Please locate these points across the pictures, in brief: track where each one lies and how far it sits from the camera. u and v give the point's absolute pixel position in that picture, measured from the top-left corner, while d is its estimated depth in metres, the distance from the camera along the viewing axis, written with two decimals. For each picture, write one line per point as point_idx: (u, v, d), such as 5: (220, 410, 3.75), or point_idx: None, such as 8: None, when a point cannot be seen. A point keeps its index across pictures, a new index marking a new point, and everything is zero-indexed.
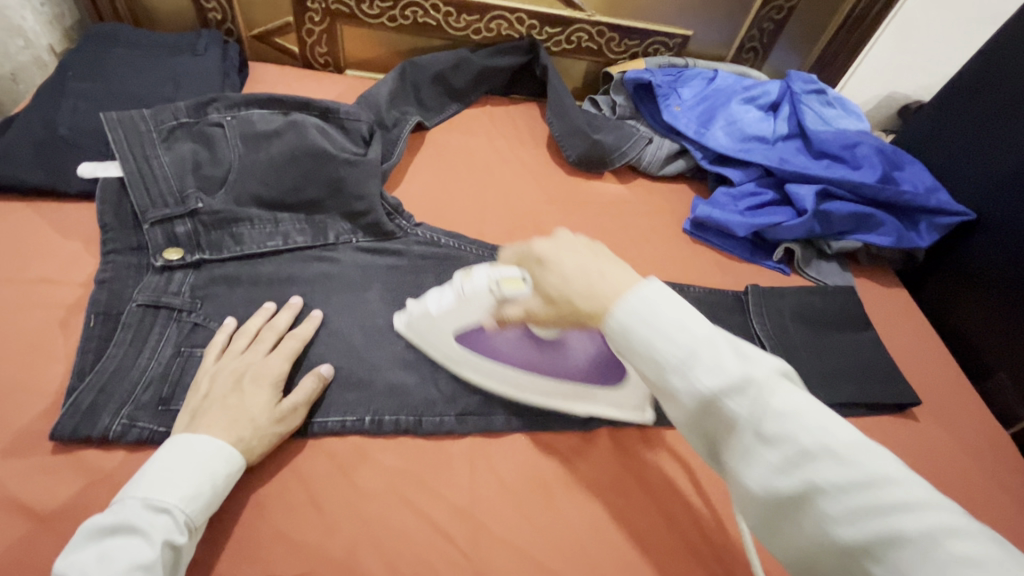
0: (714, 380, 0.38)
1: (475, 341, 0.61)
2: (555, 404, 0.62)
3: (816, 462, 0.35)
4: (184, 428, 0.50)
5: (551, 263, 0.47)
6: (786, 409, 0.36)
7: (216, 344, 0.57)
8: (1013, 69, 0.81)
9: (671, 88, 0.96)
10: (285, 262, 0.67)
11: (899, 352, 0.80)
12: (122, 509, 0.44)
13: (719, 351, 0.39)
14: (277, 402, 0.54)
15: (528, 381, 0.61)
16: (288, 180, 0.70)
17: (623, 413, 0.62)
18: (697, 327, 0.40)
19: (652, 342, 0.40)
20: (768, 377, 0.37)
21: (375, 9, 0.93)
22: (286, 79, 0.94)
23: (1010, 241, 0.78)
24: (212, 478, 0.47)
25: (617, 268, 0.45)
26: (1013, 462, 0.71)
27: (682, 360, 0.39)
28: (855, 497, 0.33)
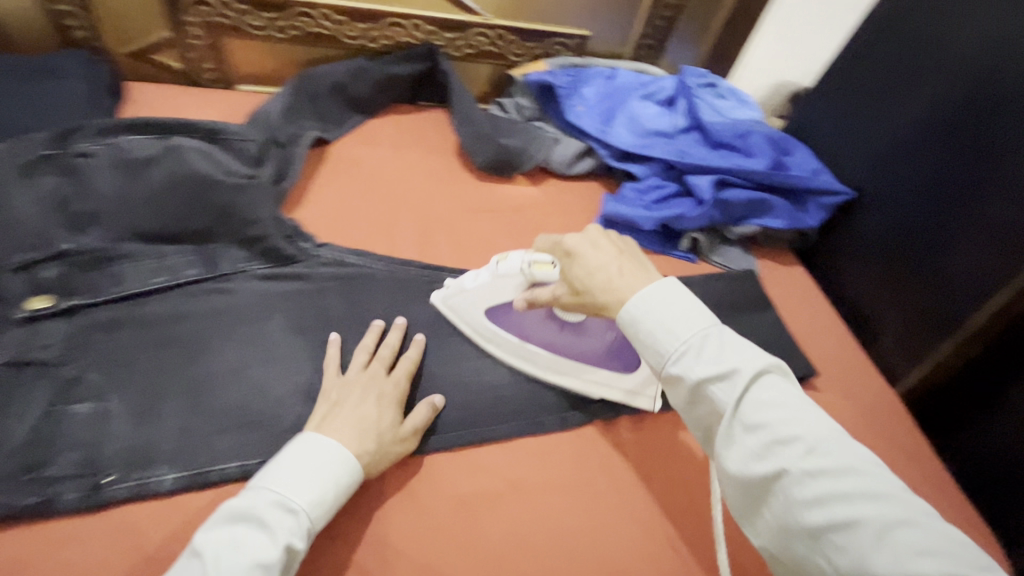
0: (706, 369, 0.46)
1: (503, 317, 0.67)
2: (567, 380, 0.66)
3: (789, 448, 0.42)
4: (315, 429, 0.52)
5: (578, 256, 0.58)
6: (767, 401, 0.44)
7: (332, 363, 0.59)
8: (879, 56, 0.87)
9: (573, 87, 0.97)
10: (171, 300, 0.63)
11: (798, 328, 0.85)
12: (255, 499, 0.46)
13: (714, 346, 0.47)
14: (399, 423, 0.57)
15: (544, 357, 0.66)
16: (170, 211, 0.66)
17: (629, 399, 0.66)
18: (697, 319, 0.48)
19: (654, 333, 0.49)
20: (754, 373, 0.45)
21: (261, 20, 0.89)
22: (169, 99, 0.88)
23: (888, 215, 0.84)
24: (334, 486, 0.49)
25: (633, 267, 0.54)
26: (900, 420, 0.77)
27: (679, 351, 0.48)
28: (820, 481, 0.41)
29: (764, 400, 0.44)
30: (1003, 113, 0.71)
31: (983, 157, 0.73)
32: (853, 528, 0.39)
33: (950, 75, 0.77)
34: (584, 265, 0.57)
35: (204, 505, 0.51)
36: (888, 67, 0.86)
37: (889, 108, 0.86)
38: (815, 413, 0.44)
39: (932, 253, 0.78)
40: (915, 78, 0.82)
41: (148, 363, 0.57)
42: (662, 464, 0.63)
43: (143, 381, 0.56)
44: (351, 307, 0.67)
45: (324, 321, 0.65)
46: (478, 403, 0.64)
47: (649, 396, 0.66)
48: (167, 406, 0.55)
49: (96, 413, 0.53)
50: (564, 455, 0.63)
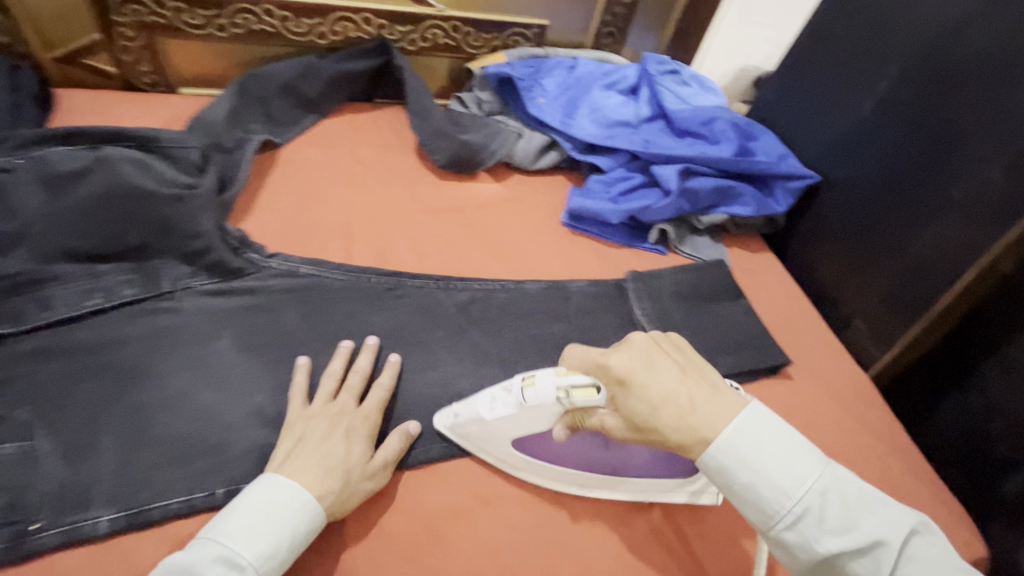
0: (837, 540, 0.43)
1: (536, 443, 0.58)
2: (625, 497, 0.59)
3: None
4: (276, 470, 0.50)
5: (635, 385, 0.48)
6: (916, 574, 0.42)
7: (297, 393, 0.56)
8: (837, 37, 0.86)
9: (533, 80, 0.94)
10: (109, 324, 0.58)
11: (771, 317, 0.84)
12: (201, 550, 0.44)
13: (839, 509, 0.44)
14: (369, 459, 0.54)
15: (596, 479, 0.58)
16: (104, 227, 0.61)
17: (695, 498, 0.59)
18: (814, 477, 0.45)
19: (763, 495, 0.45)
20: (894, 539, 0.43)
21: (200, 18, 0.84)
22: (104, 106, 0.82)
23: (854, 197, 0.84)
24: (291, 534, 0.46)
25: (707, 395, 0.48)
26: (873, 404, 0.77)
27: (797, 514, 0.44)
28: None
29: (906, 567, 0.42)
30: (955, 91, 0.71)
31: (940, 138, 0.73)
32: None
33: (901, 56, 0.78)
34: (651, 402, 0.48)
35: (148, 545, 0.48)
36: (843, 49, 0.86)
37: (845, 91, 0.85)
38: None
39: (896, 236, 0.78)
40: (870, 59, 0.82)
41: (83, 395, 0.53)
42: None
43: (78, 414, 0.52)
44: (305, 321, 0.64)
45: (276, 337, 0.62)
46: None
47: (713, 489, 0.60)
48: (105, 439, 0.51)
49: (24, 453, 0.49)
50: None
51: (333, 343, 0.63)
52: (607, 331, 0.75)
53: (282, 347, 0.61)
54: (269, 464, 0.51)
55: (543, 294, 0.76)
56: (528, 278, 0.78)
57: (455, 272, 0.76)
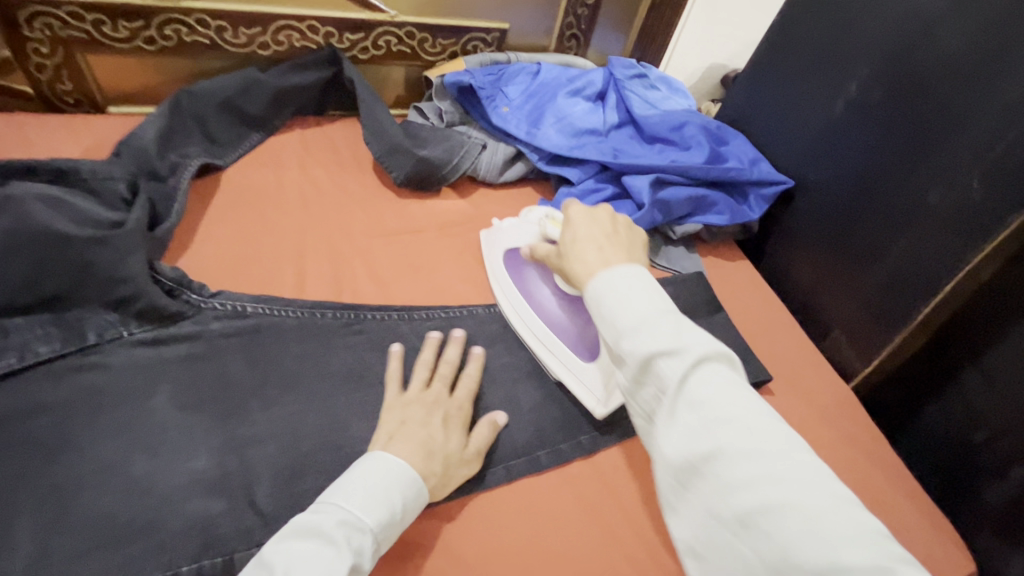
0: (658, 342, 0.40)
1: (514, 265, 0.72)
2: (535, 347, 0.67)
3: (730, 434, 0.37)
4: (384, 448, 0.51)
5: (572, 224, 0.55)
6: (716, 387, 0.38)
7: (393, 376, 0.58)
8: (805, 35, 0.84)
9: (495, 87, 0.89)
10: (26, 389, 0.52)
11: (751, 329, 0.82)
12: (327, 514, 0.45)
13: (661, 322, 0.40)
14: (464, 445, 0.55)
15: (525, 312, 0.69)
16: (10, 275, 0.53)
17: (584, 392, 0.63)
18: (659, 296, 0.42)
19: (613, 304, 0.43)
20: (706, 353, 0.39)
21: (124, 30, 0.76)
22: (19, 132, 0.74)
23: (829, 202, 0.82)
24: (400, 501, 0.47)
25: (614, 250, 0.50)
26: (857, 416, 0.75)
27: (633, 324, 0.41)
28: (761, 470, 0.35)
29: (714, 379, 0.38)
30: (926, 95, 0.69)
31: (913, 141, 0.71)
32: (783, 519, 0.34)
33: (870, 57, 0.75)
34: (570, 236, 0.54)
35: None
36: (810, 50, 0.83)
37: (816, 93, 0.83)
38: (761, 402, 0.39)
39: (871, 242, 0.77)
40: (839, 60, 0.80)
41: None
42: (616, 506, 0.59)
43: None
44: (254, 369, 0.58)
45: (220, 390, 0.56)
46: None
47: (602, 403, 0.62)
48: (19, 528, 0.45)
49: None
50: (513, 514, 0.56)
51: (286, 391, 0.57)
52: None
53: (228, 399, 0.55)
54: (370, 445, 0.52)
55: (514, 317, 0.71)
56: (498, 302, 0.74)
57: (420, 299, 0.71)
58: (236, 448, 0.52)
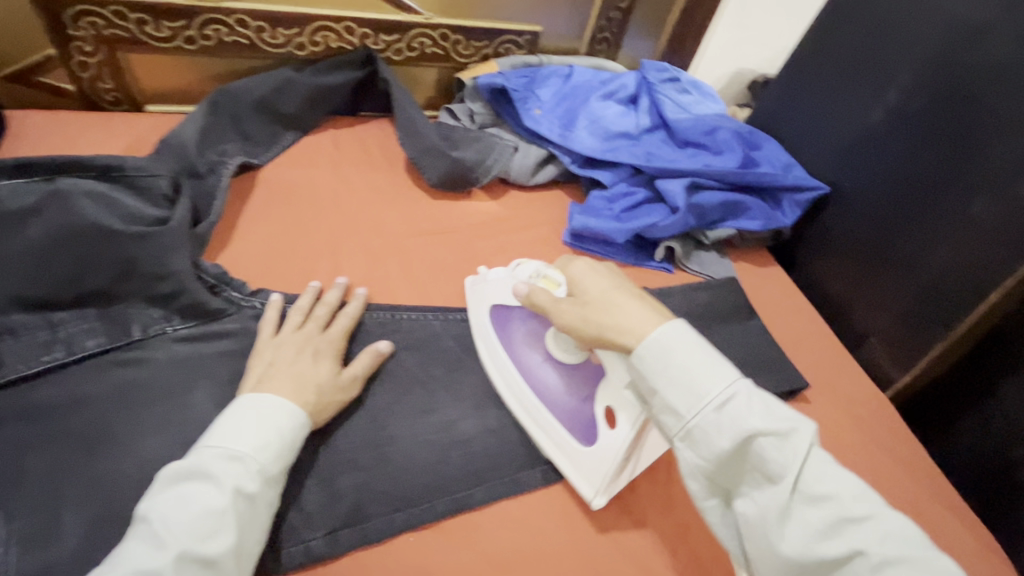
0: (761, 426, 0.42)
1: (503, 326, 0.64)
2: (528, 424, 0.59)
3: (853, 525, 0.40)
4: (253, 389, 0.50)
5: (583, 286, 0.53)
6: (825, 477, 0.41)
7: (269, 321, 0.58)
8: (842, 40, 0.83)
9: (528, 90, 0.89)
10: (72, 381, 0.52)
11: (784, 336, 0.81)
12: (199, 457, 0.44)
13: (753, 406, 0.43)
14: (339, 373, 0.56)
15: (516, 383, 0.61)
16: (59, 271, 0.54)
17: (580, 479, 0.55)
18: (733, 377, 0.44)
19: (692, 375, 0.44)
20: (808, 440, 0.42)
21: (166, 30, 0.77)
22: (61, 128, 0.75)
23: (867, 209, 0.80)
24: (278, 429, 0.47)
25: (654, 304, 0.50)
26: (895, 429, 0.74)
27: (722, 407, 0.43)
28: (893, 564, 0.38)
29: (819, 469, 0.41)
30: (970, 101, 0.68)
31: (957, 148, 0.70)
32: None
33: (911, 64, 0.75)
34: (586, 289, 0.53)
35: None
36: (848, 54, 0.82)
37: (853, 99, 0.82)
38: (863, 487, 0.42)
39: (908, 250, 0.75)
40: (878, 66, 0.79)
41: (39, 471, 0.47)
42: (655, 515, 0.57)
43: (34, 491, 0.46)
44: None
45: None
46: (448, 466, 0.56)
47: (601, 492, 0.54)
48: (66, 520, 0.45)
49: None
50: (551, 518, 0.55)
51: None
52: None
53: None
54: (240, 390, 0.51)
55: None
56: None
57: (454, 300, 0.71)
58: None
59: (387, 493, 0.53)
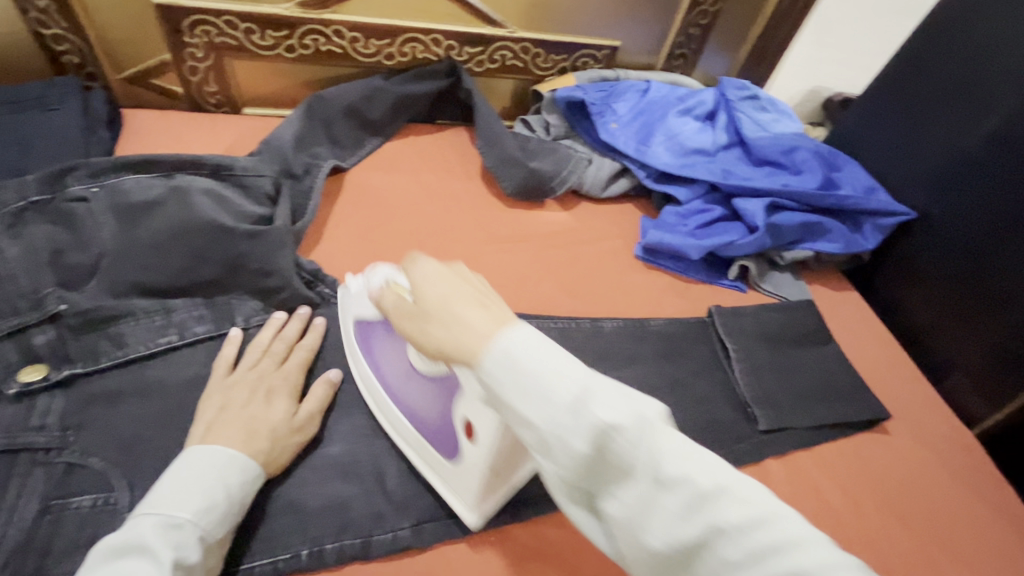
0: (611, 416, 0.34)
1: (365, 343, 0.57)
2: (401, 444, 0.54)
3: (714, 503, 0.32)
4: (200, 440, 0.47)
5: (422, 295, 0.42)
6: (679, 452, 0.34)
7: (224, 359, 0.55)
8: (937, 62, 0.80)
9: (605, 104, 0.90)
10: (182, 362, 0.56)
11: (862, 363, 0.78)
12: (133, 527, 0.40)
13: (606, 394, 0.35)
14: (294, 412, 0.53)
15: (385, 404, 0.55)
16: (176, 261, 0.59)
17: (454, 495, 0.51)
18: (577, 373, 0.36)
19: (541, 377, 0.35)
20: (655, 420, 0.35)
21: (270, 39, 0.82)
22: (170, 127, 0.81)
23: (956, 238, 0.77)
24: (226, 487, 0.44)
25: (502, 306, 0.40)
26: (984, 469, 0.70)
27: (574, 403, 0.34)
28: (752, 538, 0.31)
29: (672, 448, 0.34)
30: None
31: None
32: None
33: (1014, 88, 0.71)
34: (425, 295, 0.42)
35: None
36: (942, 77, 0.80)
37: (947, 123, 0.79)
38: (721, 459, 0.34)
39: (1004, 285, 0.72)
40: (977, 89, 0.76)
41: (157, 443, 0.51)
42: None
43: (152, 463, 0.50)
44: None
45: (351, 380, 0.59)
46: None
47: (474, 510, 0.50)
48: None
49: (102, 505, 0.46)
50: None
51: None
52: (691, 377, 0.71)
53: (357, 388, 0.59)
54: (187, 440, 0.48)
55: (621, 332, 0.72)
56: (604, 315, 0.75)
57: (531, 307, 0.73)
58: (367, 437, 0.56)
59: None
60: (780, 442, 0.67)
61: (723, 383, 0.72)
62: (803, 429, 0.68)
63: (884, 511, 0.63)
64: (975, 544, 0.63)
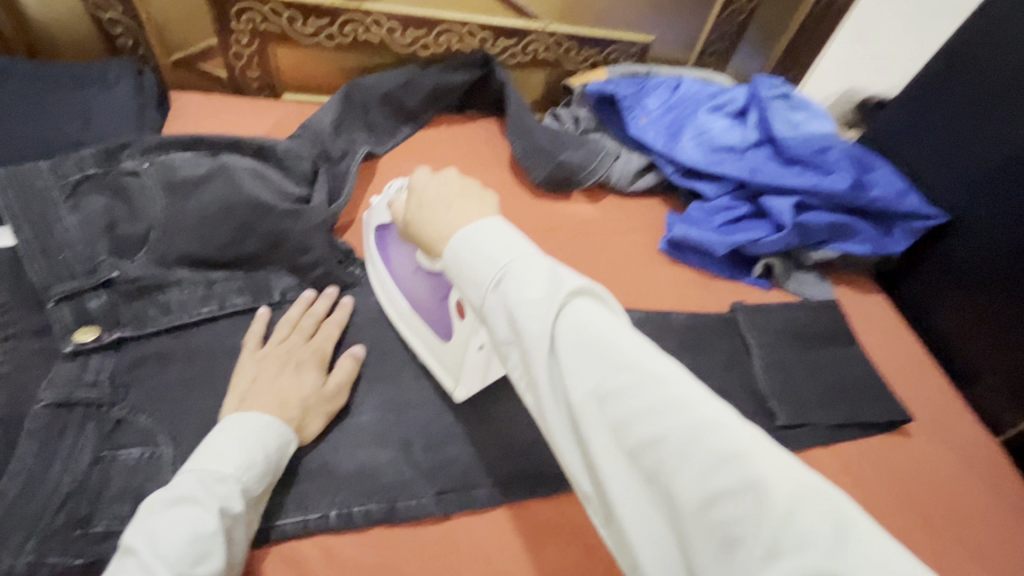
0: (522, 288, 0.36)
1: (381, 249, 0.65)
2: (404, 334, 0.62)
3: (603, 366, 0.33)
4: (237, 409, 0.49)
5: (417, 195, 0.48)
6: (581, 319, 0.34)
7: (257, 332, 0.58)
8: (976, 66, 0.79)
9: (636, 98, 0.90)
10: (224, 331, 0.60)
11: (885, 366, 0.78)
12: (180, 482, 0.42)
13: (530, 272, 0.37)
14: (324, 383, 0.55)
15: (395, 300, 0.63)
16: (221, 235, 0.62)
17: (446, 375, 0.58)
18: (508, 252, 0.38)
19: (476, 264, 0.39)
20: (567, 290, 0.35)
21: (311, 27, 0.84)
22: (215, 110, 0.84)
23: (991, 242, 0.76)
24: (264, 448, 0.47)
25: (471, 204, 0.45)
26: (1005, 475, 0.69)
27: (496, 278, 0.38)
28: (634, 398, 0.32)
29: (574, 316, 0.35)
30: None
31: None
32: (667, 444, 0.30)
33: None
34: (419, 194, 0.48)
35: (262, 563, 0.48)
36: (981, 82, 0.78)
37: (985, 129, 0.78)
38: (628, 329, 0.35)
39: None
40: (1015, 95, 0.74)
41: (200, 405, 0.54)
42: None
43: (195, 423, 0.53)
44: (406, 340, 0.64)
45: (379, 356, 0.62)
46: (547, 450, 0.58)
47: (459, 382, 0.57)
48: None
49: (148, 458, 0.50)
50: None
51: None
52: (711, 371, 0.72)
53: (386, 365, 0.62)
54: (223, 410, 0.50)
55: (642, 323, 0.73)
56: (626, 306, 0.76)
57: None
58: (394, 410, 0.58)
59: (489, 465, 0.56)
60: (798, 438, 0.67)
61: (743, 377, 0.72)
62: (822, 427, 0.68)
63: (900, 509, 0.64)
64: (994, 549, 0.63)
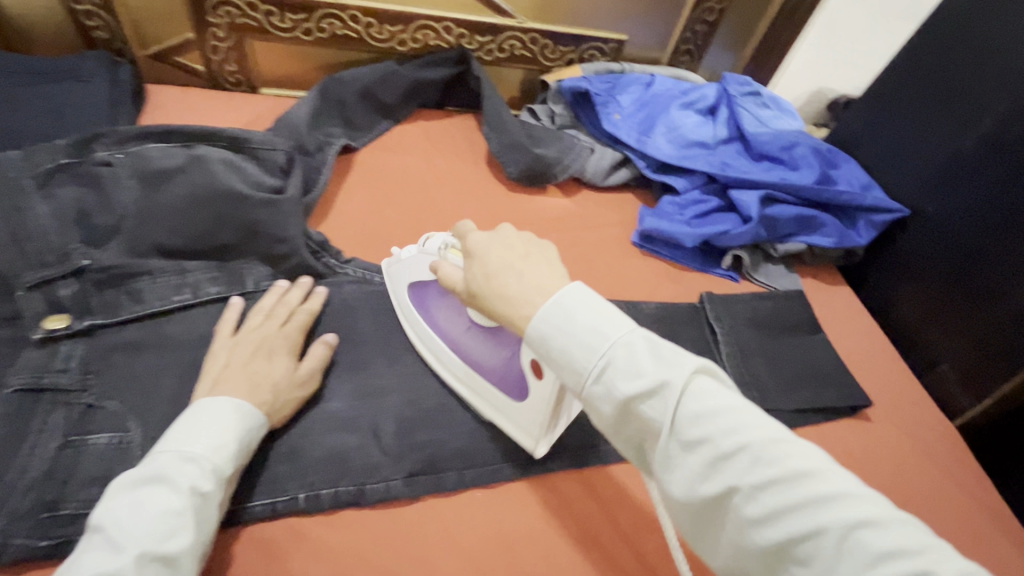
0: (631, 381, 0.37)
1: (421, 303, 0.63)
2: (462, 392, 0.60)
3: (733, 461, 0.35)
4: (207, 393, 0.50)
5: (477, 256, 0.46)
6: (702, 410, 0.36)
7: (229, 319, 0.58)
8: (936, 66, 0.82)
9: (610, 95, 0.92)
10: (196, 319, 0.61)
11: (847, 353, 0.81)
12: (151, 462, 0.43)
13: (641, 359, 0.38)
14: (294, 369, 0.56)
15: (445, 356, 0.60)
16: (195, 225, 0.62)
17: (521, 435, 0.56)
18: (607, 337, 0.39)
19: (569, 349, 0.39)
20: (685, 379, 0.37)
21: (289, 21, 0.85)
22: (191, 103, 0.85)
23: (948, 234, 0.79)
24: (235, 430, 0.47)
25: (542, 269, 0.44)
26: (958, 457, 0.72)
27: (597, 367, 0.38)
28: (770, 493, 0.34)
29: (694, 409, 0.36)
30: None
31: None
32: (812, 539, 0.32)
33: (1010, 91, 0.73)
34: (481, 256, 0.46)
35: (230, 544, 0.49)
36: (941, 82, 0.81)
37: (944, 127, 0.81)
38: (754, 413, 0.37)
39: (994, 281, 0.73)
40: (971, 94, 0.77)
41: (172, 391, 0.55)
42: None
43: (166, 408, 0.54)
44: (378, 328, 0.65)
45: (351, 344, 0.63)
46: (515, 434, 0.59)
47: (540, 441, 0.55)
48: None
49: (117, 444, 0.50)
50: (608, 492, 0.58)
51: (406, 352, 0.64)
52: None
53: (358, 352, 0.63)
54: (194, 394, 0.51)
55: None
56: None
57: None
58: (366, 395, 0.59)
59: (459, 449, 0.57)
60: None
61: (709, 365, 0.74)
62: (785, 412, 0.71)
63: None
64: (945, 527, 0.65)
